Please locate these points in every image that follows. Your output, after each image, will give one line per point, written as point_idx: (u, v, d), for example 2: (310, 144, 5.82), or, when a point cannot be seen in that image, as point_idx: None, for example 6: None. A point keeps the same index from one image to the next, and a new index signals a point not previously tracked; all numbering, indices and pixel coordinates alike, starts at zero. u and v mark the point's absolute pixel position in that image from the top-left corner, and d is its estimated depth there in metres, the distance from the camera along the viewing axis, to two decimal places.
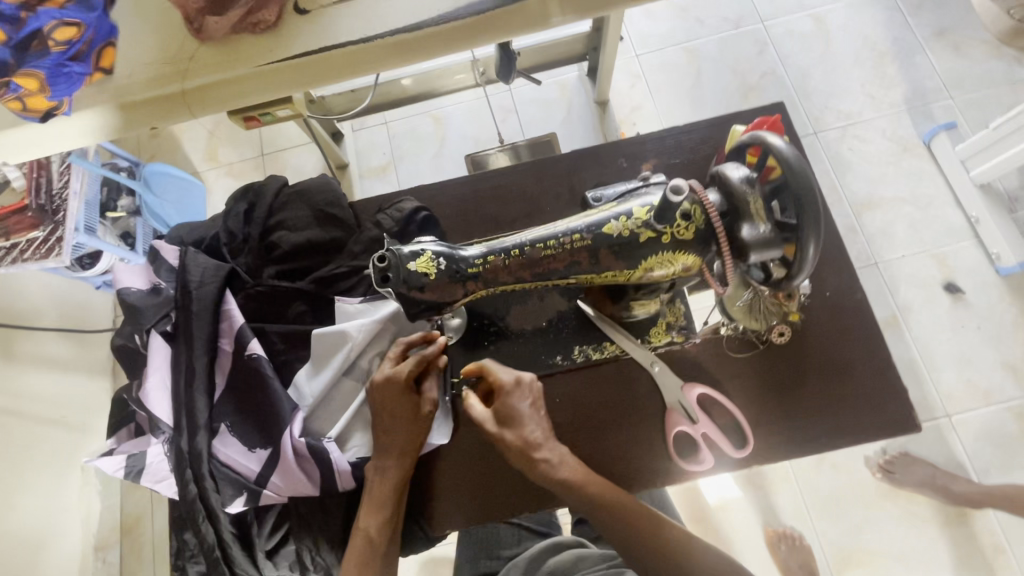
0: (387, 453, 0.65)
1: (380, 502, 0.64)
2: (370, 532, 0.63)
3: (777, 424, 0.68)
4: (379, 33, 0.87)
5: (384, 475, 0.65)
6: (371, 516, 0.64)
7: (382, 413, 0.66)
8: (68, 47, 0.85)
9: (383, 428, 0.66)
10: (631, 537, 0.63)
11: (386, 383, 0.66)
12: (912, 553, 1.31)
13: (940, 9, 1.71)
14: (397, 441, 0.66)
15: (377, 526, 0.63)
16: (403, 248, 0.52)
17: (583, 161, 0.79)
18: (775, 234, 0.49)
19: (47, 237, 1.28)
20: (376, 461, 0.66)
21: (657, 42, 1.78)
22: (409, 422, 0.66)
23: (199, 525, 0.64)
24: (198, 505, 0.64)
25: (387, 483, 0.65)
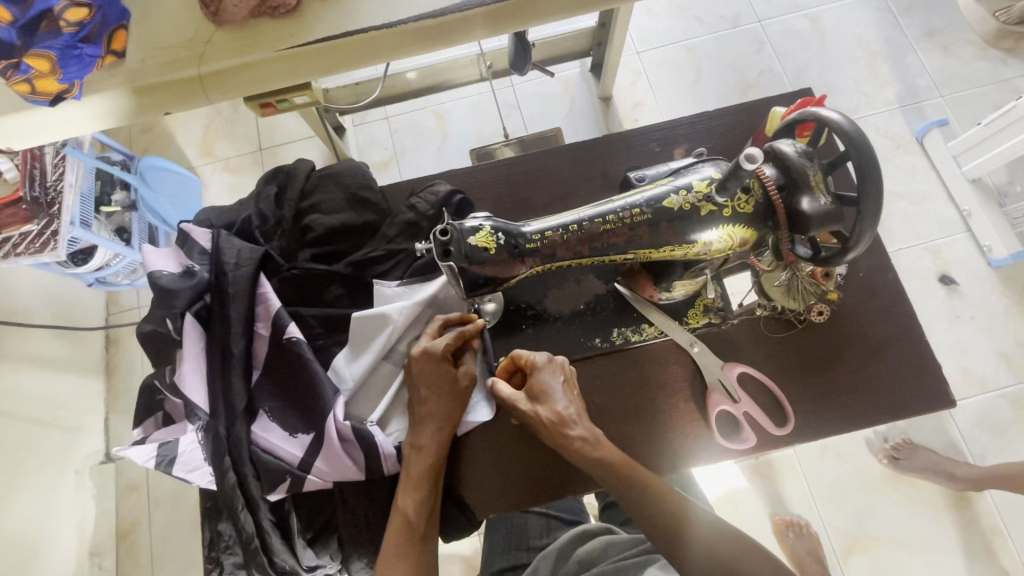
0: (425, 430, 0.65)
1: (417, 480, 0.63)
2: (408, 512, 0.62)
3: (817, 402, 0.69)
4: (403, 18, 0.83)
5: (420, 452, 0.64)
6: (409, 494, 0.63)
7: (420, 389, 0.65)
8: (79, 28, 0.79)
9: (420, 405, 0.65)
10: (675, 533, 0.61)
11: (423, 359, 0.66)
12: (921, 541, 1.32)
13: (930, 10, 1.77)
14: (434, 417, 0.65)
15: (415, 505, 0.62)
16: (465, 223, 0.56)
17: (615, 145, 0.80)
18: (834, 206, 0.51)
19: (41, 230, 1.16)
20: (413, 438, 0.65)
21: (656, 40, 1.80)
22: (445, 398, 0.65)
23: (238, 514, 0.64)
24: (237, 492, 0.64)
25: (426, 460, 0.64)
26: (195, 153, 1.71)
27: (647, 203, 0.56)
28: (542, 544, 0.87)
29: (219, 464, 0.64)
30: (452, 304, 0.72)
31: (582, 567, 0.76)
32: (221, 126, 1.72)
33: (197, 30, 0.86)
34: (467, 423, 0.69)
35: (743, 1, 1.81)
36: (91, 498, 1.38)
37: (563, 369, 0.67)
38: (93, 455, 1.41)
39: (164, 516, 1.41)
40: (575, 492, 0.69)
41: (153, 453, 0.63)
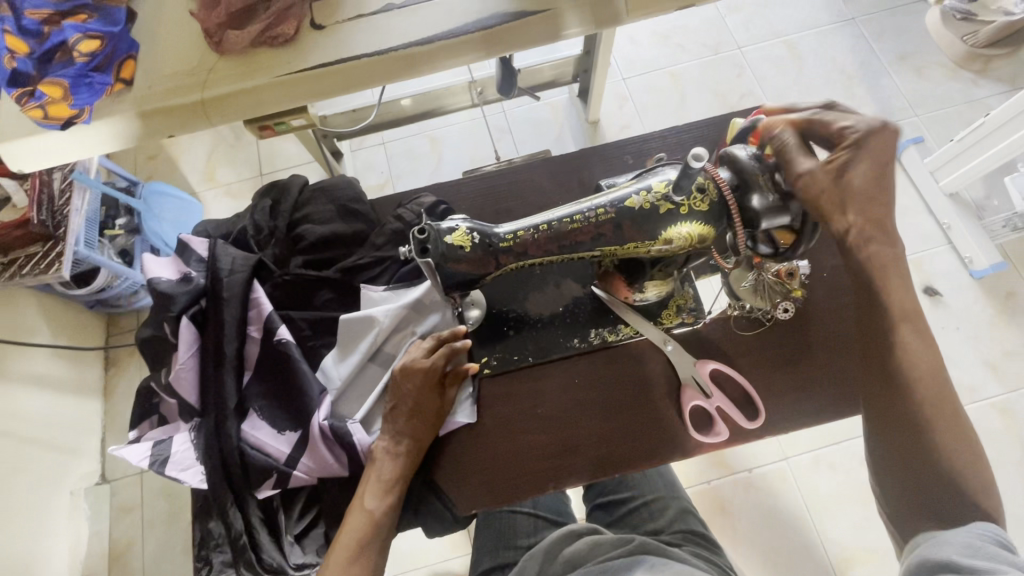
0: (400, 436, 0.67)
1: (387, 485, 0.66)
2: (374, 514, 0.64)
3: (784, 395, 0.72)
4: (392, 47, 0.90)
5: (393, 457, 0.67)
6: (377, 497, 0.65)
7: (408, 402, 0.68)
8: (91, 58, 0.87)
9: (402, 413, 0.68)
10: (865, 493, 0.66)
11: (422, 377, 0.69)
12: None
13: (902, 35, 1.85)
14: (415, 425, 0.68)
15: (383, 508, 0.65)
16: (441, 225, 0.60)
17: (591, 157, 0.85)
18: (781, 201, 0.57)
19: (46, 252, 1.19)
20: (388, 444, 0.67)
21: (641, 67, 1.88)
22: (427, 413, 0.69)
23: (227, 512, 0.67)
24: (227, 490, 0.67)
25: (398, 465, 0.66)
26: (198, 179, 1.77)
27: (611, 204, 0.60)
28: (530, 543, 0.88)
29: (213, 462, 0.68)
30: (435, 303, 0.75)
31: (568, 568, 0.75)
32: (224, 153, 1.79)
33: (202, 56, 0.92)
34: (453, 421, 0.72)
35: (723, 29, 1.91)
36: (84, 519, 1.38)
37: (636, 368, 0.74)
38: (89, 476, 1.42)
39: (157, 537, 1.41)
40: (556, 488, 0.71)
41: (158, 448, 0.68)
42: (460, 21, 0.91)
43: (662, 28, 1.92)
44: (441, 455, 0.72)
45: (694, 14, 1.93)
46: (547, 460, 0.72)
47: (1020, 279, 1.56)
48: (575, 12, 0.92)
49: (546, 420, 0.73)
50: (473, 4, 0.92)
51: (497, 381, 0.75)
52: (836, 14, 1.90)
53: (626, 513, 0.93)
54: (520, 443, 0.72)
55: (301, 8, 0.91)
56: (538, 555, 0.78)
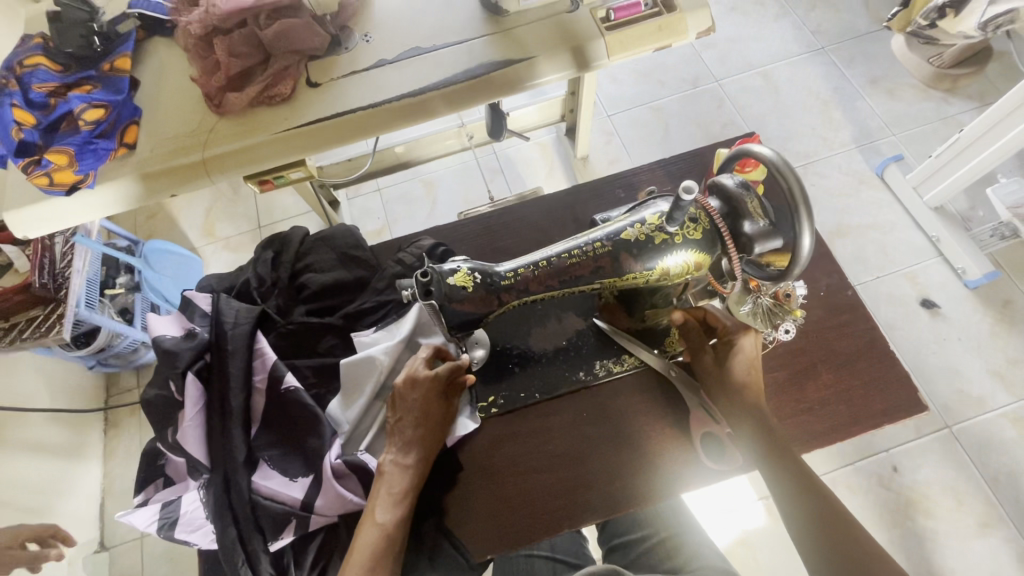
0: (408, 448, 0.66)
1: (398, 497, 0.64)
2: (387, 527, 0.62)
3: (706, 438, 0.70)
4: (385, 99, 0.95)
5: (402, 469, 0.65)
6: (388, 509, 0.63)
7: (413, 414, 0.67)
8: (95, 126, 0.90)
9: (408, 427, 0.67)
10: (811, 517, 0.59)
11: (425, 387, 0.68)
12: (933, 566, 1.34)
13: (871, 61, 1.94)
14: (423, 437, 0.67)
15: (395, 519, 0.63)
16: (443, 266, 0.61)
17: (584, 194, 0.87)
18: (772, 225, 0.57)
19: (47, 315, 1.21)
20: (397, 456, 0.66)
21: (624, 104, 1.95)
22: (433, 425, 0.68)
23: (239, 571, 0.65)
24: (237, 548, 0.65)
25: (409, 476, 0.65)
26: (197, 235, 1.80)
27: (607, 237, 0.61)
28: None
29: (223, 518, 0.66)
30: (430, 329, 0.75)
31: None
32: (222, 209, 1.83)
33: (202, 118, 0.96)
34: (455, 433, 0.72)
35: (700, 64, 2.00)
36: None
37: (642, 393, 0.74)
38: (88, 544, 1.37)
39: None
40: (572, 527, 0.69)
41: (172, 508, 0.68)
42: (450, 72, 0.96)
43: (641, 67, 2.01)
44: (449, 491, 0.71)
45: (671, 52, 2.02)
46: (558, 492, 0.71)
47: (1013, 286, 1.60)
48: (558, 58, 0.97)
49: (556, 454, 0.72)
50: (461, 56, 0.97)
51: (504, 420, 0.74)
52: (805, 44, 1.99)
53: (638, 556, 0.90)
54: (531, 473, 0.72)
55: (297, 68, 0.96)
56: None
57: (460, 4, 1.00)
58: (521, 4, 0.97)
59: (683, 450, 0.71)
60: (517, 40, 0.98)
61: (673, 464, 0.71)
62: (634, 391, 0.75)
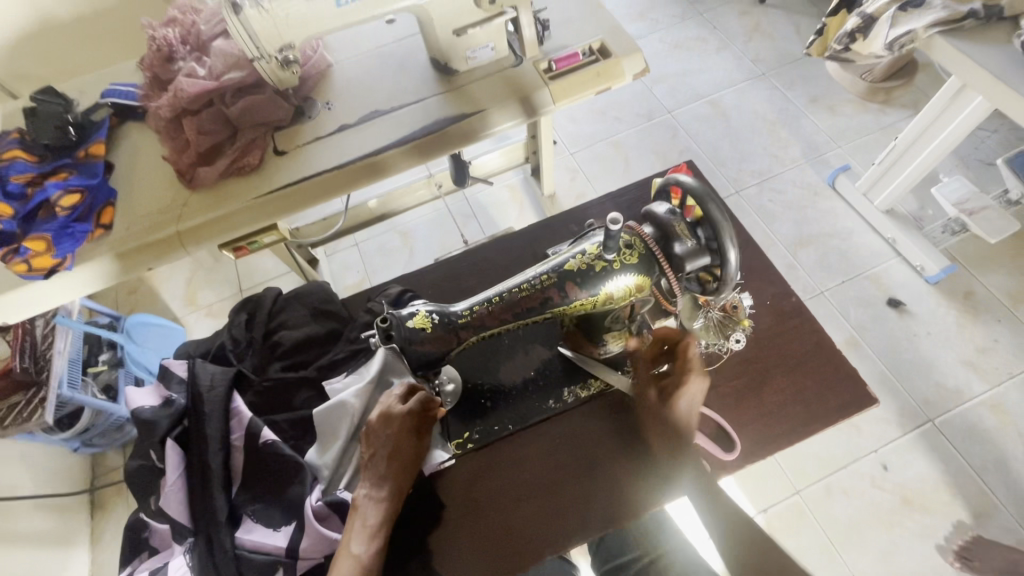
0: (382, 481, 0.68)
1: (373, 530, 0.65)
2: (361, 559, 0.63)
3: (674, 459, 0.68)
4: (348, 161, 1.01)
5: (376, 502, 0.67)
6: (362, 541, 0.64)
7: (385, 449, 0.68)
8: (72, 211, 0.94)
9: (382, 461, 0.68)
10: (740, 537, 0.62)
11: (399, 422, 0.69)
12: (936, 563, 1.35)
13: (809, 82, 2.08)
14: (398, 471, 0.69)
15: (369, 552, 0.64)
16: (402, 312, 0.65)
17: (541, 230, 0.93)
18: (700, 245, 0.62)
19: (29, 400, 1.22)
20: (372, 489, 0.67)
21: (585, 141, 2.06)
22: (408, 458, 0.70)
23: None
24: None
25: (384, 508, 0.67)
26: (179, 304, 1.82)
27: (552, 269, 0.66)
28: None
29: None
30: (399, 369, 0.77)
31: None
32: (204, 276, 1.86)
33: (175, 194, 1.01)
34: (432, 461, 0.75)
35: (652, 98, 2.12)
36: None
37: (612, 411, 0.77)
38: None
39: None
40: (555, 553, 0.70)
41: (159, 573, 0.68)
42: (408, 129, 1.03)
43: (598, 106, 2.13)
44: (432, 531, 0.72)
45: (623, 90, 2.15)
46: (535, 525, 0.72)
47: (972, 278, 1.67)
48: (508, 109, 1.05)
49: (532, 486, 0.74)
50: (418, 114, 1.04)
51: (480, 454, 0.77)
52: (747, 73, 2.14)
53: None
54: (508, 510, 0.73)
55: (264, 139, 1.02)
56: None
57: (414, 67, 1.08)
58: (470, 63, 1.05)
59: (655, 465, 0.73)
60: (468, 95, 1.05)
61: (648, 480, 0.73)
62: (602, 412, 0.77)
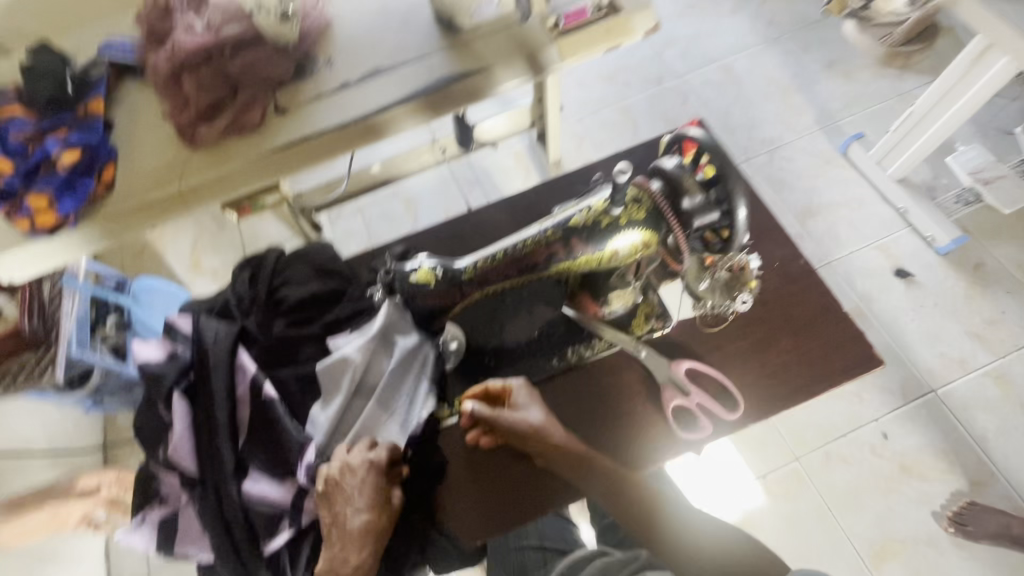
0: (352, 538, 0.69)
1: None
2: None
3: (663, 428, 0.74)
4: (350, 119, 0.99)
5: (352, 553, 0.68)
6: (354, 555, 0.68)
7: (354, 502, 0.69)
8: (73, 168, 0.95)
9: (353, 517, 0.69)
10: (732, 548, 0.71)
11: (361, 475, 0.69)
12: (929, 527, 1.38)
13: (825, 46, 2.01)
14: (368, 527, 0.69)
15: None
16: (406, 265, 0.67)
17: (546, 190, 0.91)
18: (709, 199, 0.61)
19: (40, 358, 1.26)
20: (341, 547, 0.68)
21: (593, 107, 2.01)
22: (377, 511, 0.69)
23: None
24: (234, 556, 0.71)
25: (361, 560, 0.68)
26: (184, 269, 1.83)
27: (558, 224, 0.65)
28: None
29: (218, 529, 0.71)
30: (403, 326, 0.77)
31: None
32: (207, 241, 1.86)
33: (176, 153, 1.00)
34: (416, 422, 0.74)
35: (662, 62, 2.06)
36: None
37: (615, 370, 0.77)
38: None
39: None
40: (554, 508, 0.73)
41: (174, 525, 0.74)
42: (411, 87, 1.00)
43: (606, 69, 2.07)
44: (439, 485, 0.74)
45: (633, 53, 2.09)
46: (540, 481, 0.73)
47: (983, 249, 1.65)
48: (513, 66, 1.02)
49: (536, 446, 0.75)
50: (421, 72, 1.01)
51: None
52: (762, 36, 2.06)
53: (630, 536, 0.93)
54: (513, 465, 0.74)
55: (265, 97, 0.99)
56: None
57: (417, 22, 1.05)
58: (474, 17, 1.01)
59: (658, 423, 0.74)
60: (473, 52, 1.02)
61: (649, 439, 0.74)
62: (604, 370, 0.78)
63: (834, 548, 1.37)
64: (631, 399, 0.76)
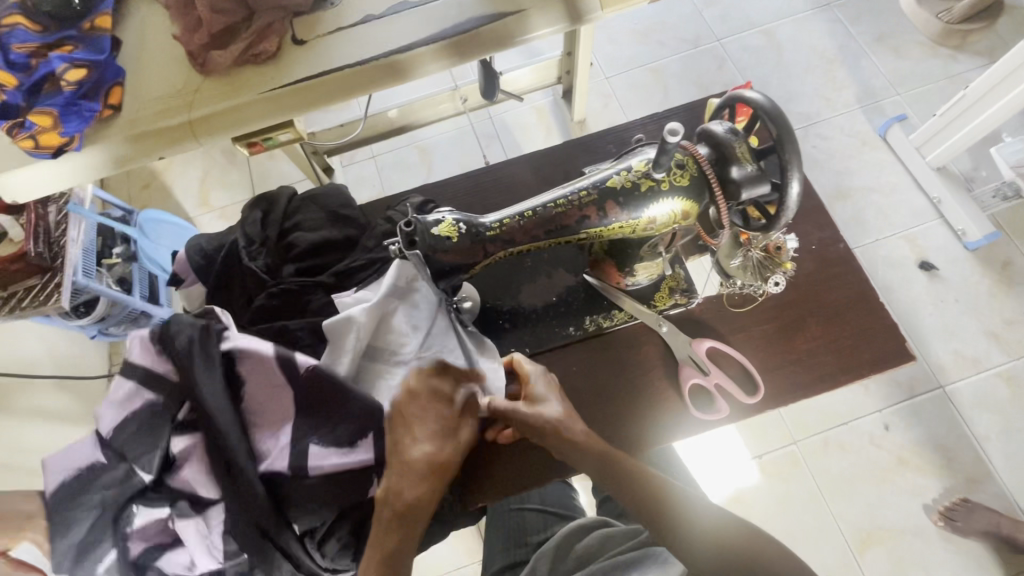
0: (418, 444, 0.66)
1: (406, 495, 0.64)
2: (398, 504, 0.64)
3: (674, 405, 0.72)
4: (372, 56, 0.92)
5: (411, 465, 0.65)
6: (406, 491, 0.64)
7: (416, 408, 0.67)
8: (78, 86, 0.88)
9: (415, 424, 0.66)
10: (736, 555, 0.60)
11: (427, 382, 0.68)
12: (919, 519, 1.38)
13: (877, 17, 1.88)
14: (430, 434, 0.66)
15: (408, 502, 0.64)
16: (427, 217, 0.61)
17: (575, 149, 0.86)
18: (760, 171, 0.56)
19: (45, 284, 1.22)
20: (402, 457, 0.65)
21: (623, 65, 1.91)
22: (438, 414, 0.67)
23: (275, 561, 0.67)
24: (271, 551, 0.67)
25: (419, 473, 0.65)
26: (191, 204, 1.79)
27: (593, 185, 0.61)
28: (542, 538, 0.90)
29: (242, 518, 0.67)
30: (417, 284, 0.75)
31: (580, 564, 0.77)
32: (216, 177, 1.81)
33: (187, 78, 0.94)
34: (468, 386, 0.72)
35: (702, 22, 1.93)
36: None
37: (635, 345, 0.75)
38: None
39: None
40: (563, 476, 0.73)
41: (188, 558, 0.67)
42: (438, 27, 0.93)
43: (640, 26, 1.95)
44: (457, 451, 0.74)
45: (671, 10, 1.96)
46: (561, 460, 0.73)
47: (1013, 247, 1.59)
48: (550, 11, 0.94)
49: None
50: (450, 10, 0.94)
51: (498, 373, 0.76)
52: (811, 1, 1.93)
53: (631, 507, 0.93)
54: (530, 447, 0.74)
55: (282, 25, 0.93)
56: (548, 553, 0.80)
57: None
58: None
59: (672, 400, 0.72)
60: None
61: (664, 418, 0.72)
62: (624, 344, 0.75)
63: (823, 531, 1.39)
64: (650, 377, 0.73)
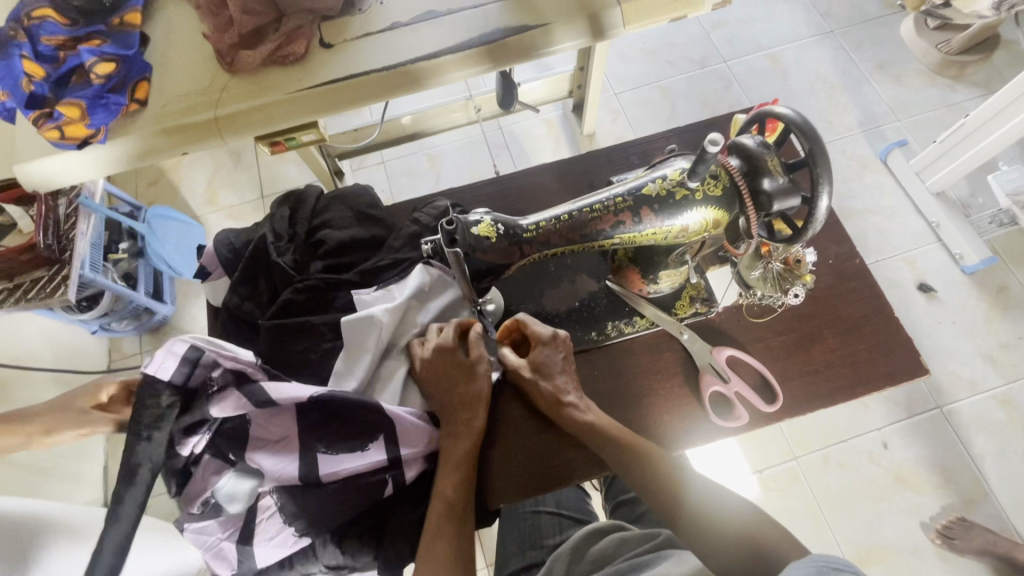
0: (456, 417, 0.72)
1: (455, 467, 0.70)
2: (447, 494, 0.68)
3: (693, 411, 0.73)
4: (400, 61, 0.94)
5: (456, 438, 0.71)
6: (449, 476, 0.69)
7: (440, 380, 0.73)
8: (107, 80, 0.90)
9: (449, 394, 0.72)
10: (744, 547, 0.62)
11: (436, 353, 0.73)
12: (917, 538, 1.40)
13: (879, 46, 1.94)
14: (464, 406, 0.72)
15: (452, 487, 0.68)
16: (467, 217, 0.63)
17: (598, 160, 0.88)
18: (791, 184, 0.59)
19: (52, 276, 1.19)
20: (448, 430, 0.72)
21: (632, 83, 1.95)
22: (462, 379, 0.73)
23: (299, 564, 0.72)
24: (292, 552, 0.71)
25: (461, 444, 0.71)
26: (200, 203, 1.79)
27: (628, 192, 0.63)
28: (556, 541, 0.91)
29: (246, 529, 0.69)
30: (444, 284, 0.79)
31: (596, 567, 0.78)
32: (225, 176, 1.82)
33: (214, 76, 0.95)
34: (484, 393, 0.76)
35: (709, 44, 1.98)
36: None
37: (655, 351, 0.76)
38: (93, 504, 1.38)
39: None
40: (576, 479, 0.74)
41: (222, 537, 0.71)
42: (463, 36, 0.95)
43: (650, 45, 2.00)
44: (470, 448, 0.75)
45: (679, 31, 2.01)
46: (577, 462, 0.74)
47: (1009, 273, 1.63)
48: (573, 25, 0.96)
49: None
50: (475, 21, 0.96)
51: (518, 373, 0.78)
52: (815, 28, 1.98)
53: (644, 512, 0.94)
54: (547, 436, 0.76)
55: (310, 28, 0.94)
56: (565, 555, 0.81)
57: None
58: None
59: (693, 406, 0.73)
60: (533, 7, 0.97)
61: (681, 423, 0.73)
62: (645, 350, 0.76)
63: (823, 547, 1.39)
64: (667, 384, 0.75)
